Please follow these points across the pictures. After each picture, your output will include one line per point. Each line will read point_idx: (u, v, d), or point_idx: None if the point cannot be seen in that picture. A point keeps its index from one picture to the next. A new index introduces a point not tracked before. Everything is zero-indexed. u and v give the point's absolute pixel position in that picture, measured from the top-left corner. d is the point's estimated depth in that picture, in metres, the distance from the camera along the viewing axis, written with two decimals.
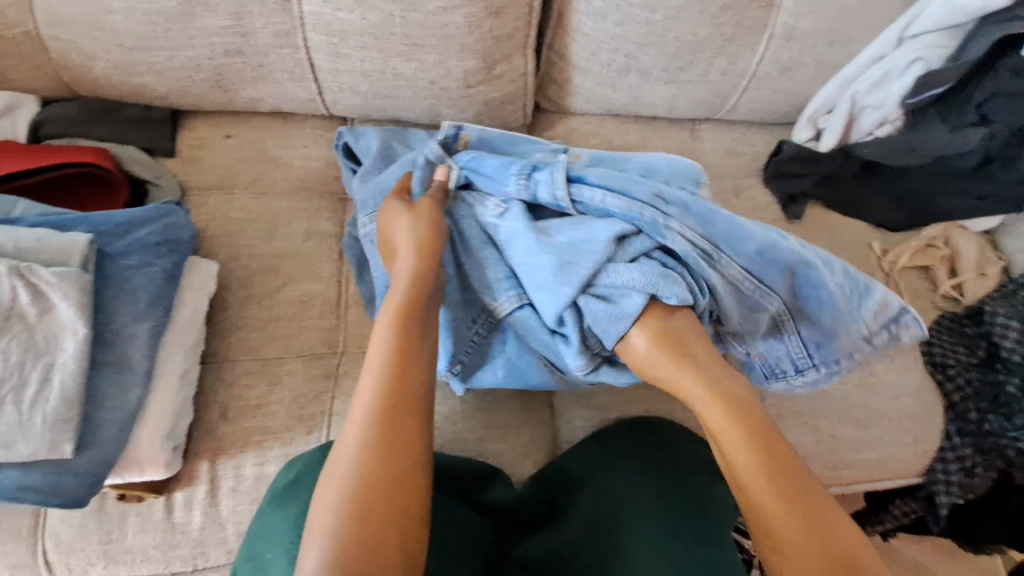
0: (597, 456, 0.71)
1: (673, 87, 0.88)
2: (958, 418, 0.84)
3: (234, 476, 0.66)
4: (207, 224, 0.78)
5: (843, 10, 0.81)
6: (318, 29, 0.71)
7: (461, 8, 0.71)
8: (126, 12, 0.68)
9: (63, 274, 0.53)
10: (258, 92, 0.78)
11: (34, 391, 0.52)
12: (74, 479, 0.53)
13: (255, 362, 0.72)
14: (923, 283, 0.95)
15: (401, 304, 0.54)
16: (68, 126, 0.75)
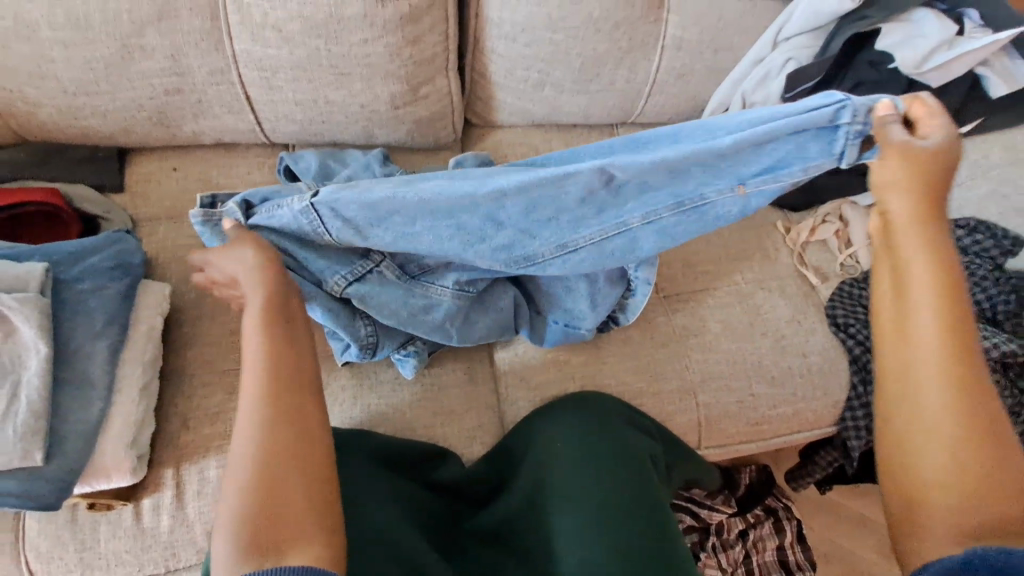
0: (531, 426, 0.80)
1: (585, 97, 0.98)
2: (859, 369, 0.95)
3: (198, 479, 0.71)
4: (159, 251, 0.83)
5: (722, 21, 0.93)
6: (251, 65, 0.78)
7: (381, 39, 0.79)
8: (67, 61, 0.73)
9: (22, 299, 0.59)
10: (200, 126, 0.84)
11: (3, 406, 0.58)
12: (45, 484, 0.59)
13: (213, 374, 0.77)
14: (824, 255, 1.06)
15: (264, 318, 0.59)
16: (17, 170, 0.79)
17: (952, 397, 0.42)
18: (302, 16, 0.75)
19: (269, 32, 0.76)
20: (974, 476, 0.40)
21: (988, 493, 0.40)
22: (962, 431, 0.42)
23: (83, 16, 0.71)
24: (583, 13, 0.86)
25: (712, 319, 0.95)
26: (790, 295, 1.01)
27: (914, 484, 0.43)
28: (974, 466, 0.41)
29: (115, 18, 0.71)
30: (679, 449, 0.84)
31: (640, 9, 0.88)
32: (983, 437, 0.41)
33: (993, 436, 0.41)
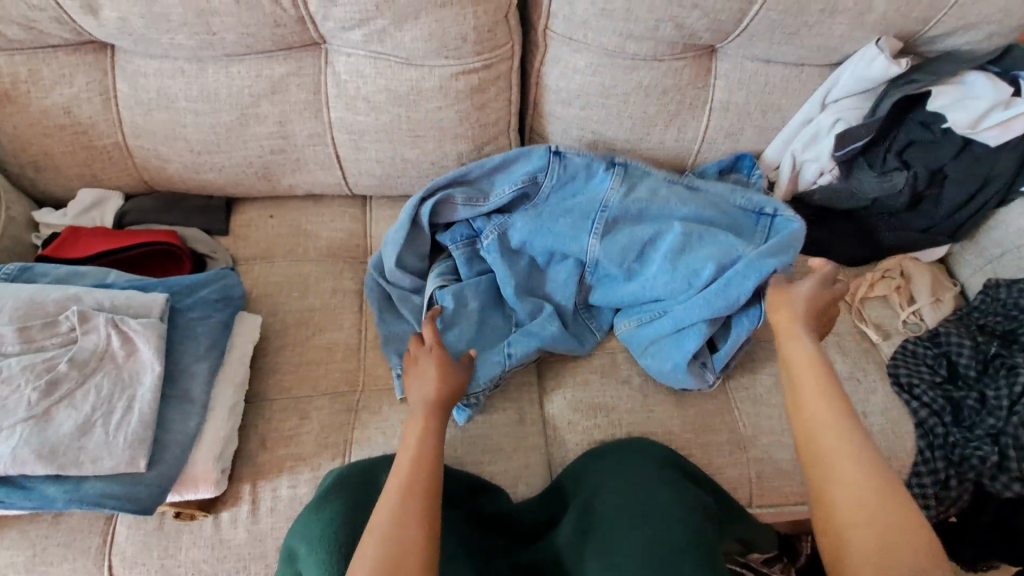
0: (583, 467, 0.82)
1: (636, 154, 1.04)
2: (926, 433, 0.89)
3: (271, 497, 0.77)
4: (252, 287, 0.94)
5: (769, 85, 0.98)
6: (342, 129, 0.91)
7: (453, 106, 0.90)
8: (198, 126, 0.88)
9: (146, 323, 0.68)
10: (295, 181, 0.97)
11: (119, 416, 0.65)
12: (144, 488, 0.65)
13: (288, 400, 0.84)
14: (885, 310, 1.02)
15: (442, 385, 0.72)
16: (145, 214, 0.94)
17: (878, 476, 0.56)
18: (388, 89, 0.87)
19: (360, 102, 0.88)
20: (901, 548, 0.50)
21: (893, 544, 0.51)
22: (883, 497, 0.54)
23: (214, 91, 0.86)
24: (635, 81, 0.94)
25: (764, 371, 0.94)
26: (848, 350, 0.98)
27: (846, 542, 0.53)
28: (884, 512, 0.53)
29: (239, 92, 0.86)
30: (729, 501, 0.82)
31: (689, 77, 0.95)
32: (886, 497, 0.54)
33: (878, 482, 0.55)
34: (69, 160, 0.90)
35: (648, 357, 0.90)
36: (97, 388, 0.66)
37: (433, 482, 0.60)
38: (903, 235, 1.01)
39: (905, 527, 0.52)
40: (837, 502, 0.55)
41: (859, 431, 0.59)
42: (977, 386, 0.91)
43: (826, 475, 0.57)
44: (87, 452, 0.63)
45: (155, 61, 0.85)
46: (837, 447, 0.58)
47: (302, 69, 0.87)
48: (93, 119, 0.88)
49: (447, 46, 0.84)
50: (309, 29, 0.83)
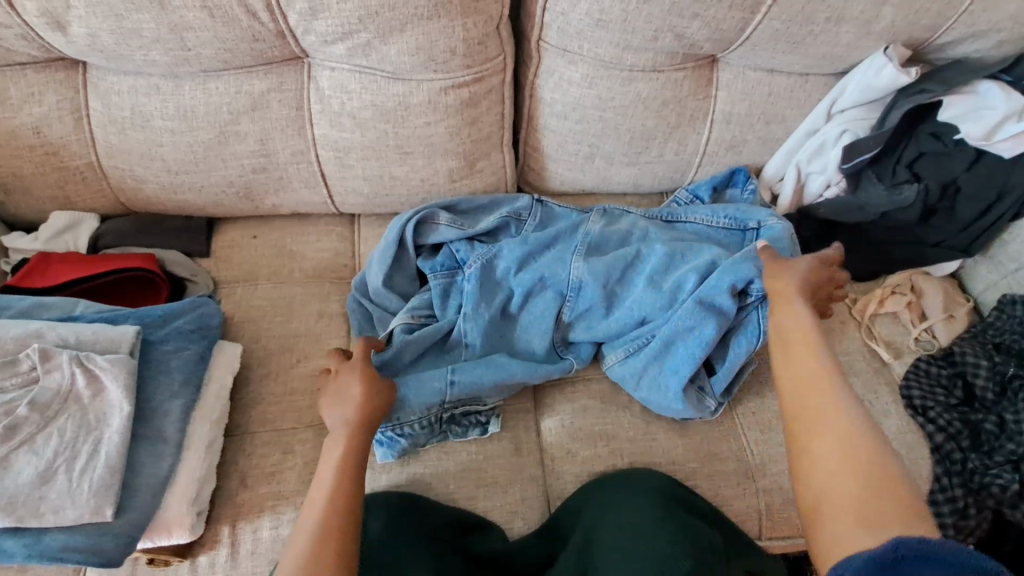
0: (583, 501, 0.78)
1: (635, 167, 1.00)
2: (942, 460, 0.85)
3: (251, 539, 0.72)
4: (233, 312, 0.90)
5: (773, 95, 0.94)
6: (327, 146, 0.87)
7: (442, 121, 0.86)
8: (174, 145, 0.84)
9: (113, 359, 0.64)
10: (279, 200, 0.93)
11: (83, 462, 0.61)
12: (111, 539, 0.60)
13: (271, 434, 0.80)
14: (896, 327, 0.98)
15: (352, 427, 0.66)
16: (121, 237, 0.90)
17: (848, 449, 0.54)
18: (374, 104, 0.83)
19: (345, 118, 0.84)
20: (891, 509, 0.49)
21: (875, 514, 0.49)
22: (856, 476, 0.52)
23: (191, 108, 0.82)
24: (633, 93, 0.90)
25: (772, 394, 0.90)
26: (859, 370, 0.93)
27: (823, 516, 0.52)
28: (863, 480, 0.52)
29: (217, 109, 0.82)
30: (737, 536, 0.78)
31: (688, 88, 0.91)
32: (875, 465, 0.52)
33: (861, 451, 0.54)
34: (40, 182, 0.86)
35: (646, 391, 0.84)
36: (60, 431, 0.62)
37: (343, 539, 0.56)
38: (912, 250, 0.98)
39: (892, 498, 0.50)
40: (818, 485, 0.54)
41: (847, 392, 0.59)
42: (995, 410, 0.87)
43: (808, 430, 0.57)
44: (48, 502, 0.59)
45: (128, 78, 0.81)
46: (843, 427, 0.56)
47: (284, 84, 0.82)
48: (65, 140, 0.84)
49: (435, 60, 0.80)
50: (290, 43, 0.78)
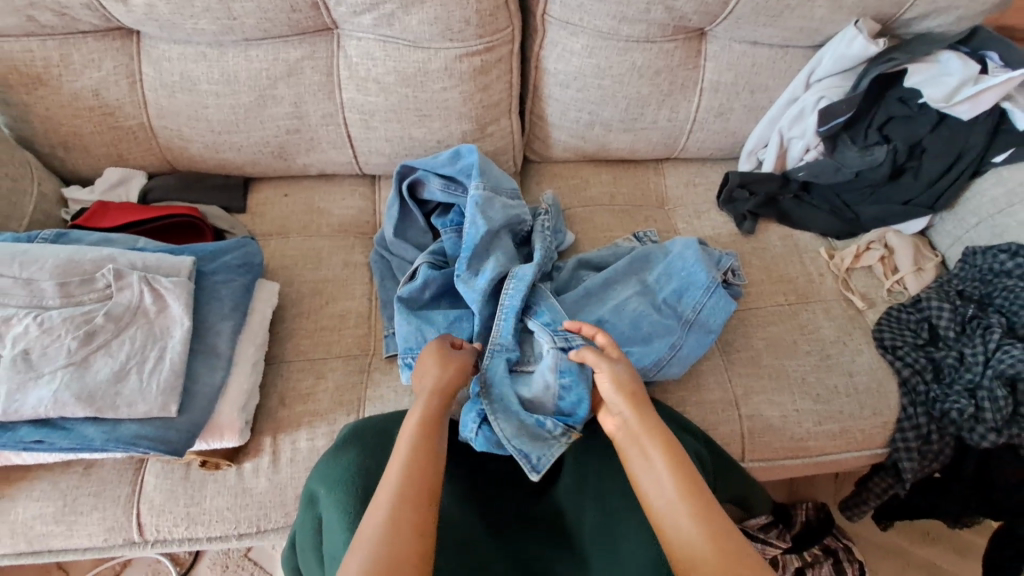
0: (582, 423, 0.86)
1: (631, 134, 1.10)
2: (909, 392, 0.94)
3: (290, 449, 0.82)
4: (268, 259, 0.99)
5: (756, 66, 1.03)
6: (353, 109, 0.97)
7: (457, 87, 0.96)
8: (218, 107, 0.94)
9: (176, 282, 0.74)
10: (309, 160, 1.02)
11: (152, 365, 0.70)
12: (175, 432, 0.70)
13: (305, 362, 0.90)
14: (871, 280, 1.07)
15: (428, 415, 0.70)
16: (167, 192, 1.00)
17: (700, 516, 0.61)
18: (396, 70, 0.93)
19: (370, 83, 0.94)
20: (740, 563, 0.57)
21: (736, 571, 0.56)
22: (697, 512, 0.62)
23: (234, 73, 0.92)
24: (628, 62, 1.00)
25: (755, 335, 0.99)
26: (835, 316, 1.03)
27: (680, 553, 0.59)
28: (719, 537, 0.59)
29: (257, 75, 0.92)
30: (720, 455, 0.87)
31: (679, 58, 1.01)
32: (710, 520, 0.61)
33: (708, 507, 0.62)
34: (97, 140, 0.96)
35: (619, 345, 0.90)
36: (132, 339, 0.71)
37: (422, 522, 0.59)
38: (884, 208, 1.07)
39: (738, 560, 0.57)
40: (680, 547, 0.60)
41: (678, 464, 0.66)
42: (956, 346, 0.95)
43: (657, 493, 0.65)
44: (123, 397, 0.68)
45: (178, 46, 0.91)
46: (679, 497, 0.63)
47: (316, 52, 0.92)
48: (120, 102, 0.94)
49: (452, 29, 0.90)
50: (323, 14, 0.88)
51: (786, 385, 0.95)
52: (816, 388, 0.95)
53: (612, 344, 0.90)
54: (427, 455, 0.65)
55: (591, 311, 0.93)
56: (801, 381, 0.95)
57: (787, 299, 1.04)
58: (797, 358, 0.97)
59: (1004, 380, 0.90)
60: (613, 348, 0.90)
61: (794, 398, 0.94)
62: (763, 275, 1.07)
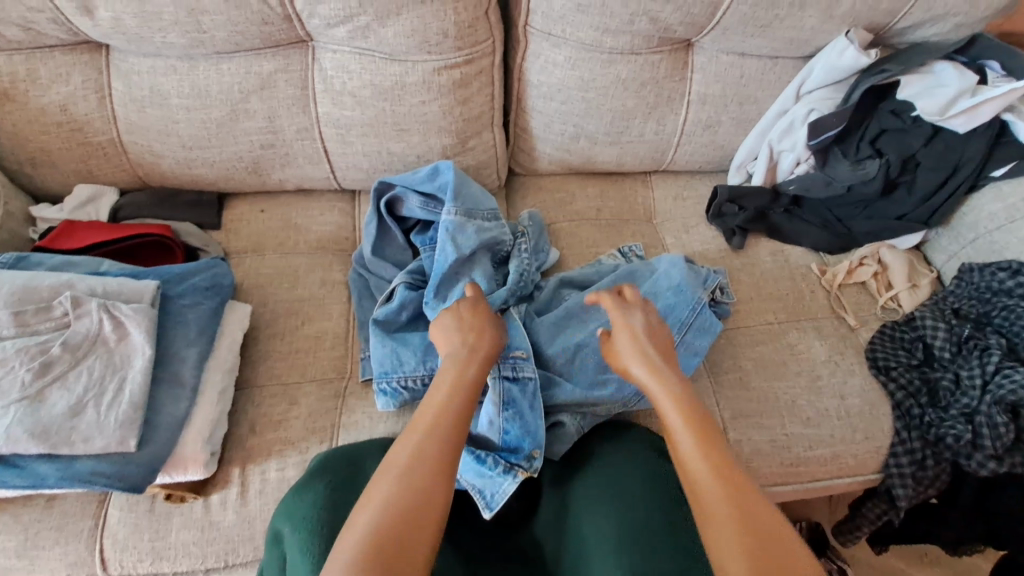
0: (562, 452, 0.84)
1: (617, 146, 1.07)
2: (902, 415, 0.91)
3: (260, 479, 0.79)
4: (242, 278, 0.97)
5: (745, 77, 1.01)
6: (329, 124, 0.94)
7: (436, 100, 0.93)
8: (189, 122, 0.91)
9: (137, 308, 0.71)
10: (285, 175, 0.99)
11: (111, 397, 0.68)
12: (135, 467, 0.67)
13: (278, 386, 0.87)
14: (864, 297, 1.05)
15: (437, 420, 0.64)
16: (139, 208, 0.97)
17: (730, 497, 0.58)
18: (373, 84, 0.90)
19: (346, 97, 0.91)
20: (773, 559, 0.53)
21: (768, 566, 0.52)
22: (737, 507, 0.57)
23: (205, 87, 0.89)
24: (613, 74, 0.97)
25: (744, 355, 0.97)
26: (826, 335, 1.00)
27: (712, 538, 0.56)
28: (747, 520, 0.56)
29: (229, 89, 0.89)
30: None
31: (665, 70, 0.98)
32: (749, 498, 0.58)
33: (746, 495, 0.58)
34: (66, 157, 0.93)
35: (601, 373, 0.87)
36: (90, 370, 0.69)
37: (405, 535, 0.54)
38: (877, 223, 1.04)
39: (770, 555, 0.53)
40: (708, 512, 0.58)
41: (719, 443, 0.64)
42: (952, 367, 0.93)
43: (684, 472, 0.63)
44: (79, 432, 0.66)
45: (148, 59, 0.88)
46: (705, 467, 0.62)
47: (290, 65, 0.90)
48: (89, 117, 0.91)
49: (429, 42, 0.87)
50: (295, 26, 0.86)
51: (775, 408, 0.92)
52: (806, 411, 0.92)
53: (592, 370, 0.87)
54: (433, 458, 0.60)
55: (570, 335, 0.90)
56: (790, 404, 0.92)
57: (777, 318, 1.01)
58: (787, 380, 0.94)
59: (1005, 407, 0.86)
60: (595, 373, 0.87)
61: (783, 422, 0.91)
62: (753, 293, 1.04)
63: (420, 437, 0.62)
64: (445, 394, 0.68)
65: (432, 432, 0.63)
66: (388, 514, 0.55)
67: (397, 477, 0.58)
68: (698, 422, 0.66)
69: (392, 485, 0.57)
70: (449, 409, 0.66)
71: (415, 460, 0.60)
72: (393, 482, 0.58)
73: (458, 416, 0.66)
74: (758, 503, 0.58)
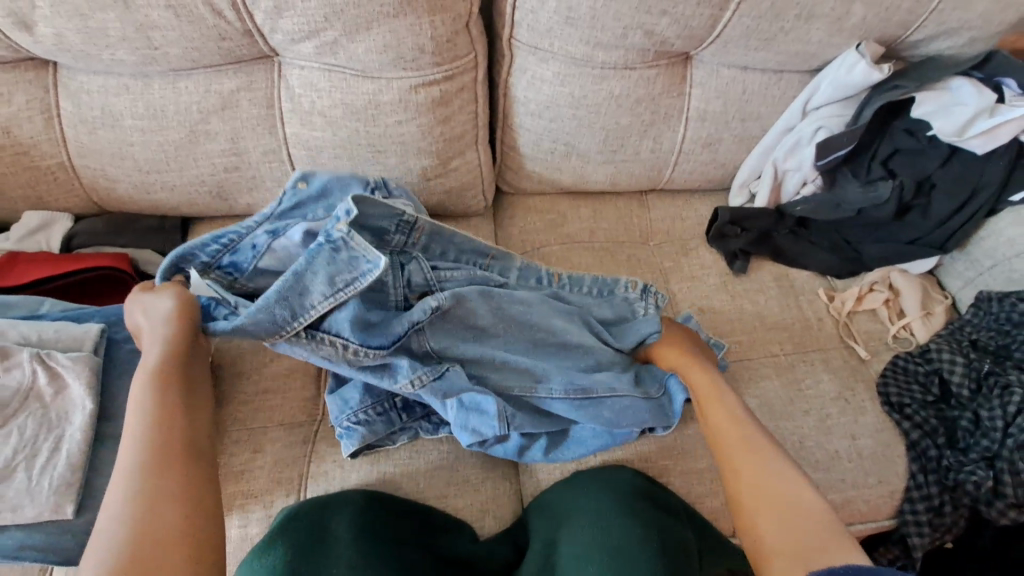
0: (547, 498, 0.78)
1: (611, 166, 1.00)
2: (919, 457, 0.84)
3: None
4: None
5: (747, 93, 0.94)
6: (298, 145, 0.87)
7: (414, 120, 0.86)
8: (145, 144, 0.84)
9: (75, 357, 0.65)
10: (253, 199, 0.92)
11: (44, 459, 0.61)
12: (71, 538, 0.60)
13: (242, 432, 0.79)
14: (875, 325, 0.98)
15: (156, 375, 0.60)
16: (94, 238, 0.89)
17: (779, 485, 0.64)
18: (344, 103, 0.83)
19: (316, 117, 0.84)
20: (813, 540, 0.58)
21: (803, 535, 0.59)
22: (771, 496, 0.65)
23: (161, 107, 0.82)
24: (605, 91, 0.90)
25: (747, 391, 0.90)
26: (834, 367, 0.93)
27: (758, 520, 0.62)
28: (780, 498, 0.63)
29: (187, 109, 0.82)
30: (709, 536, 0.78)
31: (661, 85, 0.91)
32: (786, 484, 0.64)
33: (782, 479, 0.64)
34: (12, 182, 0.86)
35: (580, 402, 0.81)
36: (21, 429, 0.62)
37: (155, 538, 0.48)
38: (889, 247, 0.97)
39: (816, 535, 0.58)
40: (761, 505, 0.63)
41: (761, 437, 0.71)
42: (971, 406, 0.86)
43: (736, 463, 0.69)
44: (6, 500, 0.59)
45: (98, 78, 0.81)
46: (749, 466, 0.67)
47: (254, 83, 0.83)
48: (35, 139, 0.83)
49: (404, 58, 0.80)
50: (258, 41, 0.78)
51: (782, 450, 0.85)
52: (815, 454, 0.85)
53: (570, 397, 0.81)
54: (159, 441, 0.55)
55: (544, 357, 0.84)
56: (798, 446, 0.85)
57: (782, 349, 0.94)
58: (794, 419, 0.87)
59: None
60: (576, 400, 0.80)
61: (790, 466, 0.84)
62: (756, 322, 0.97)
63: (142, 433, 0.55)
64: (142, 384, 0.60)
65: (149, 421, 0.56)
66: (133, 530, 0.48)
67: (129, 476, 0.52)
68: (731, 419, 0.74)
69: (131, 471, 0.52)
70: (159, 399, 0.58)
71: (147, 452, 0.53)
72: (130, 478, 0.52)
73: (162, 396, 0.59)
74: (799, 488, 0.63)
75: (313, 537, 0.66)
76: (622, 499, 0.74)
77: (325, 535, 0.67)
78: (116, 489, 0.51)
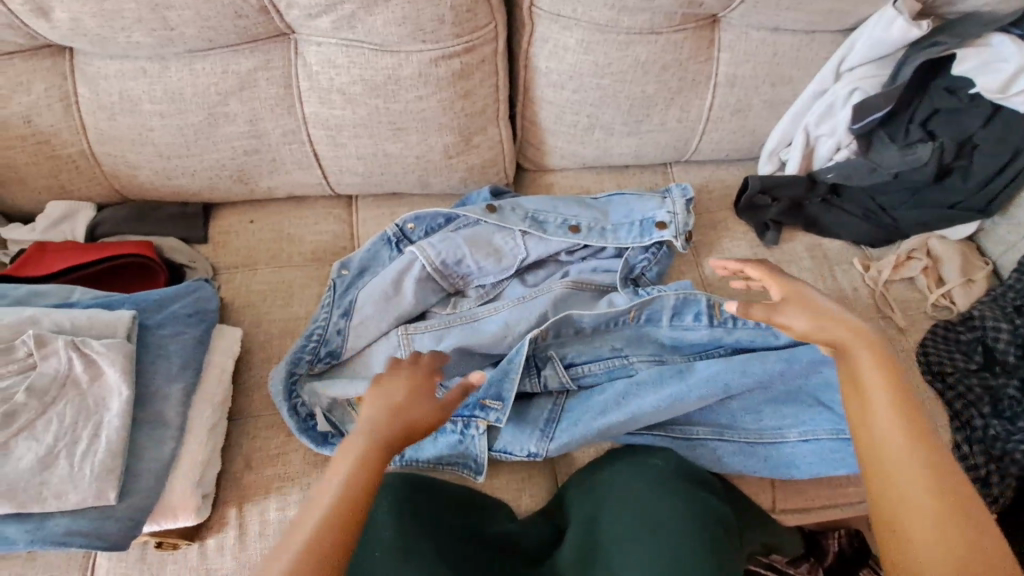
0: (585, 477, 0.76)
1: (636, 137, 0.97)
2: (964, 427, 0.83)
3: (258, 522, 0.70)
4: (232, 297, 0.88)
5: (778, 55, 0.90)
6: (317, 125, 0.85)
7: (434, 95, 0.83)
8: (164, 129, 0.83)
9: (110, 344, 0.64)
10: (274, 182, 0.91)
11: (84, 446, 0.61)
12: (115, 523, 0.61)
13: (274, 417, 0.78)
14: (913, 294, 0.95)
15: (344, 523, 0.49)
16: (118, 225, 0.89)
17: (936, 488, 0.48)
18: (363, 79, 0.81)
19: (335, 94, 0.82)
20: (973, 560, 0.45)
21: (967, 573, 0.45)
22: (943, 478, 0.49)
23: (179, 90, 0.80)
24: (631, 57, 0.87)
25: None
26: None
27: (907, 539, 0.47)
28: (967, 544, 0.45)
29: (205, 90, 0.81)
30: (748, 512, 0.77)
31: (688, 51, 0.88)
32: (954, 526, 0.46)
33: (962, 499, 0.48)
34: (35, 173, 0.86)
35: (615, 220, 0.92)
36: (59, 417, 0.62)
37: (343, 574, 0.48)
38: (920, 211, 0.94)
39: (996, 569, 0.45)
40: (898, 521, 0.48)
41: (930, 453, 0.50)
42: (1017, 372, 0.84)
43: (886, 478, 0.50)
44: (50, 487, 0.60)
45: (114, 62, 0.80)
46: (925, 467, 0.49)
47: (271, 62, 0.81)
48: (56, 128, 0.83)
49: (424, 29, 0.77)
50: (274, 18, 0.77)
51: None
52: None
53: (615, 237, 0.91)
54: (362, 491, 0.51)
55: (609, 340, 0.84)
56: None
57: None
58: None
59: None
60: (635, 238, 0.91)
61: None
62: None
63: (336, 496, 0.50)
64: (342, 479, 0.51)
65: (348, 491, 0.51)
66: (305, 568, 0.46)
67: (327, 523, 0.48)
68: (904, 435, 0.51)
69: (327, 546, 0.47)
70: (360, 476, 0.52)
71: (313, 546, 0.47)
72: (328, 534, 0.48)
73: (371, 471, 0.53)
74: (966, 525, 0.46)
75: (347, 523, 0.65)
76: (656, 482, 0.71)
77: (358, 522, 0.65)
78: (308, 521, 0.49)
